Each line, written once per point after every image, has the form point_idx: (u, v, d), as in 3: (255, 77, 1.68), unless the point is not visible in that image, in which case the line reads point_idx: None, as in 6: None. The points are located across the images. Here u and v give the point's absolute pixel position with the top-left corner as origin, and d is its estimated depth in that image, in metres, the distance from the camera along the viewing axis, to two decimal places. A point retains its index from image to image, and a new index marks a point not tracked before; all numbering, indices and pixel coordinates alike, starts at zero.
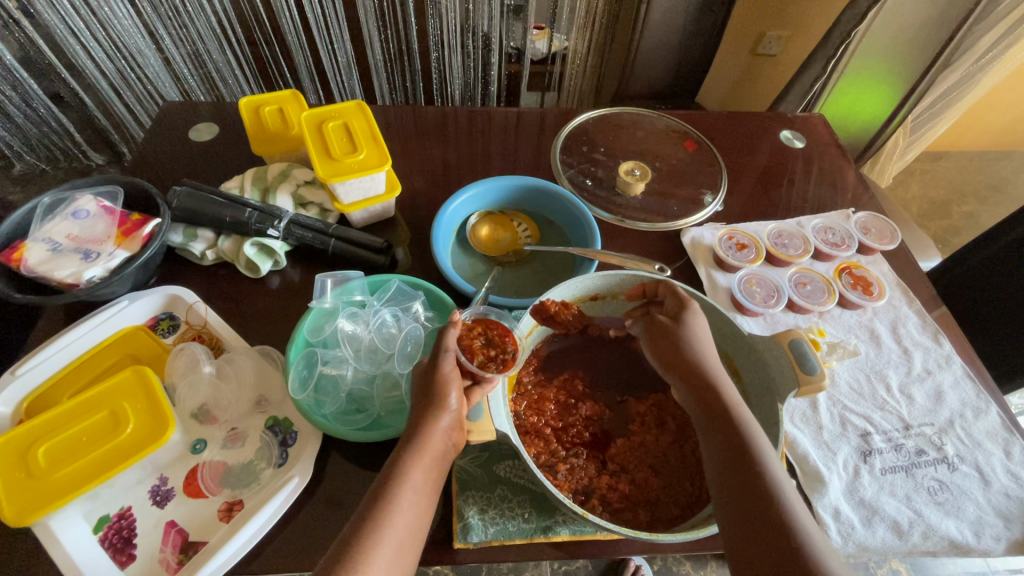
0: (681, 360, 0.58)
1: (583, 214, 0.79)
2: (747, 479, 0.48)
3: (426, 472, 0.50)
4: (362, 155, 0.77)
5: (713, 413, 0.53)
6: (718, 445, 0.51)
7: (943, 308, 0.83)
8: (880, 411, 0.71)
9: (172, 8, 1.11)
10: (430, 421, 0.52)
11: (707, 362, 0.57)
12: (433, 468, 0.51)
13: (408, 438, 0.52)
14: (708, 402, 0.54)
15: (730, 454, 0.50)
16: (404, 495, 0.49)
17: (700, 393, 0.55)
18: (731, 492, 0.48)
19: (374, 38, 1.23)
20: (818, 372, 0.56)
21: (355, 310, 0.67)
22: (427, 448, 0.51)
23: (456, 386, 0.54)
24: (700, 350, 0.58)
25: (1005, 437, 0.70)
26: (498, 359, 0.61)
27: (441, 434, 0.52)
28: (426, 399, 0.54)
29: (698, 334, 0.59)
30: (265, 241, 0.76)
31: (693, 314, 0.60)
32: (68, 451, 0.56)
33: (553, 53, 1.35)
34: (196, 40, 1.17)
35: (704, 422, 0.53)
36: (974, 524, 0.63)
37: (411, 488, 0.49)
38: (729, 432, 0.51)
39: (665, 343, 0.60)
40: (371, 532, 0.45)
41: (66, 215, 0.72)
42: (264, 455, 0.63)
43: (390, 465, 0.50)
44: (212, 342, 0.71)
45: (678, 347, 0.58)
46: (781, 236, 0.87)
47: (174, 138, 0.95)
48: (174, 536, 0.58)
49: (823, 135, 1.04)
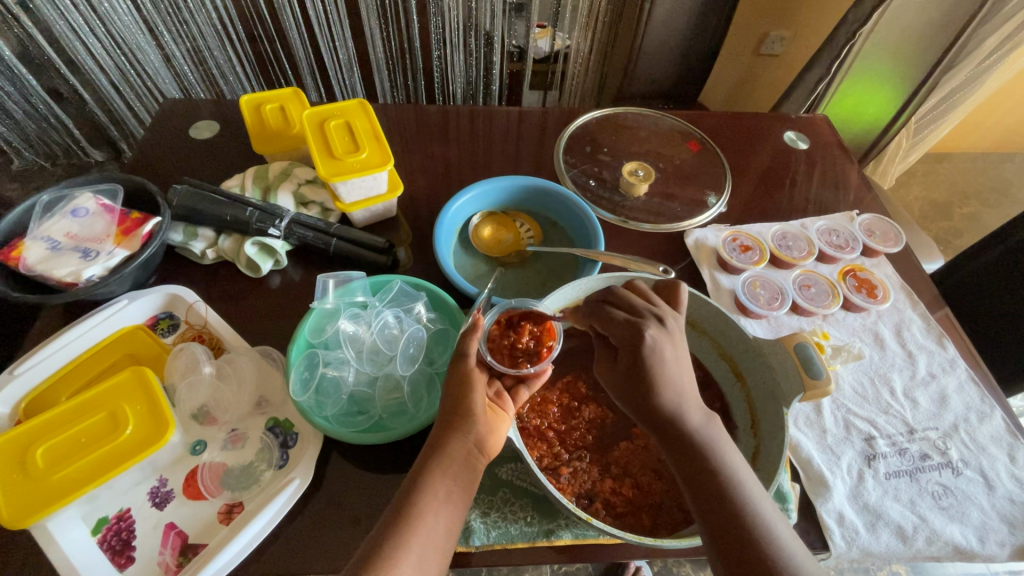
0: (643, 401, 0.52)
1: (587, 215, 0.79)
2: (734, 528, 0.46)
3: (451, 479, 0.50)
4: (364, 154, 0.76)
5: (688, 457, 0.50)
6: (698, 494, 0.49)
7: (946, 310, 0.83)
8: (884, 415, 0.71)
9: (172, 3, 1.10)
10: (453, 429, 0.52)
11: (674, 395, 0.52)
12: (457, 473, 0.51)
13: (432, 446, 0.52)
14: (680, 444, 0.51)
15: (712, 504, 0.48)
16: (429, 501, 0.49)
17: (668, 434, 0.51)
18: (718, 542, 0.47)
19: (375, 35, 1.22)
20: (823, 376, 0.56)
21: (357, 311, 0.66)
22: (449, 457, 0.51)
23: (479, 392, 0.54)
24: (665, 383, 0.52)
25: (1009, 441, 0.70)
26: (532, 352, 0.61)
27: (462, 441, 0.52)
28: (450, 411, 0.54)
29: (661, 362, 0.52)
30: (266, 240, 0.76)
31: (651, 340, 0.53)
32: (66, 452, 0.55)
33: (556, 51, 1.34)
34: (197, 36, 1.17)
35: (680, 467, 0.50)
36: (978, 529, 0.63)
37: (436, 495, 0.49)
38: (708, 479, 0.49)
39: (625, 375, 0.54)
40: (397, 539, 0.46)
41: (66, 213, 0.71)
42: (264, 456, 0.62)
43: (414, 472, 0.51)
44: (212, 342, 0.71)
45: (640, 383, 0.52)
46: (785, 238, 0.86)
47: (174, 135, 0.95)
48: (173, 538, 0.57)
49: (826, 135, 1.04)
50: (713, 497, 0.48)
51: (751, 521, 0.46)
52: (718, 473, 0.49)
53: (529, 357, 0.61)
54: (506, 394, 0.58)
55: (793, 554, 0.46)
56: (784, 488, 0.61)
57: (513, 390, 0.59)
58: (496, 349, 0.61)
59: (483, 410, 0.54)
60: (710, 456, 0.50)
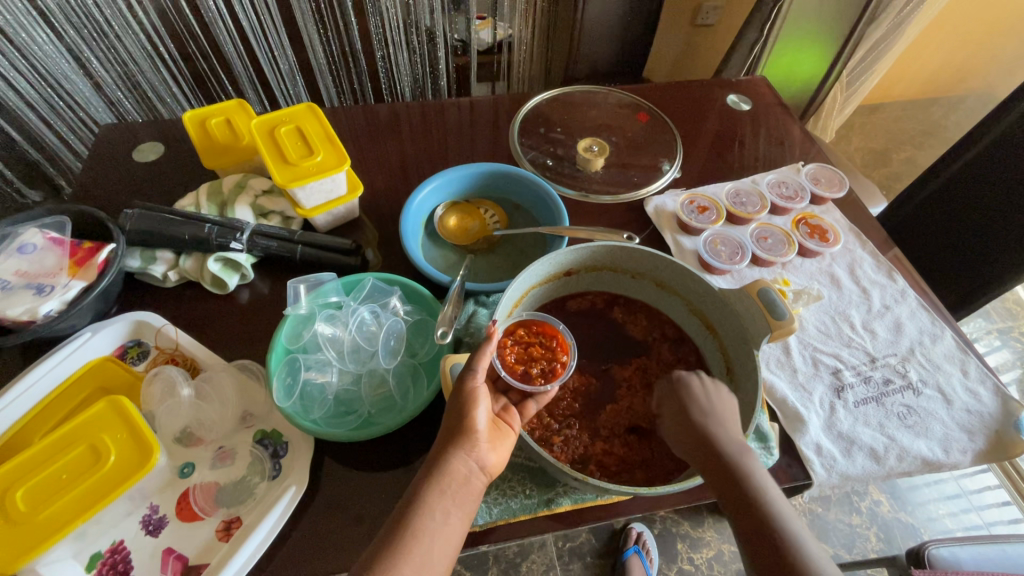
0: (698, 446, 0.54)
1: (548, 193, 0.80)
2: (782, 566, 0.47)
3: (450, 499, 0.50)
4: (319, 157, 0.75)
5: (762, 538, 0.49)
6: None
7: (895, 249, 0.88)
8: (847, 348, 0.75)
9: (97, 29, 1.08)
10: (453, 446, 0.52)
11: (742, 467, 0.52)
12: (457, 494, 0.51)
13: (432, 467, 0.52)
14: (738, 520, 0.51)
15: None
16: (430, 517, 0.49)
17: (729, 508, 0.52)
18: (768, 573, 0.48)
19: (315, 41, 1.21)
20: (787, 317, 0.58)
21: (332, 312, 0.65)
22: (451, 477, 0.51)
23: (485, 407, 0.54)
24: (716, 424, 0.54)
25: (961, 357, 0.75)
26: (546, 370, 0.63)
27: (464, 461, 0.52)
28: (454, 429, 0.53)
29: (711, 409, 0.55)
30: (230, 255, 0.75)
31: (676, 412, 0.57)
32: (49, 491, 0.53)
33: (499, 41, 1.37)
34: (128, 60, 1.14)
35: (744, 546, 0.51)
36: (942, 441, 0.68)
37: (434, 516, 0.49)
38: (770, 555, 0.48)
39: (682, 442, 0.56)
40: (399, 551, 0.47)
41: (13, 251, 0.69)
42: (256, 469, 0.62)
43: (414, 489, 0.51)
44: (188, 364, 0.69)
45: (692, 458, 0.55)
46: (738, 195, 0.89)
47: (117, 160, 0.92)
48: (173, 562, 0.56)
49: (765, 95, 1.09)
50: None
51: None
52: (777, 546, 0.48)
53: (547, 374, 0.63)
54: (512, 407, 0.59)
55: None
56: (763, 429, 0.65)
57: (519, 403, 0.60)
58: (512, 362, 0.62)
59: (485, 426, 0.54)
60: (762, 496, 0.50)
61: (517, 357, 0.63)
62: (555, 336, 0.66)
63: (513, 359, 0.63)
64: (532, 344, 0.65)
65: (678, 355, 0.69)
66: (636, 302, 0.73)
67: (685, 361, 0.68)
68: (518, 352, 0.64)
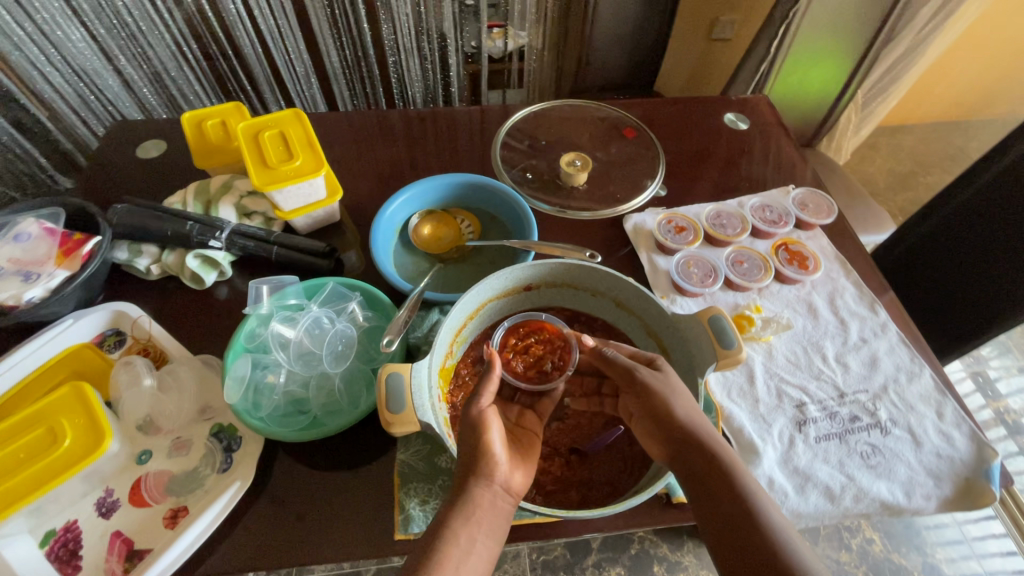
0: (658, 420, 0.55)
1: (521, 207, 0.81)
2: (739, 528, 0.49)
3: (477, 525, 0.50)
4: (298, 162, 0.78)
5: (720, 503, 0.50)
6: (732, 544, 0.48)
7: (891, 296, 0.83)
8: (816, 381, 0.73)
9: (127, 29, 1.13)
10: (473, 471, 0.52)
11: (697, 438, 0.54)
12: (485, 519, 0.51)
13: (456, 497, 0.51)
14: (707, 487, 0.51)
15: (740, 550, 0.48)
16: (462, 544, 0.49)
17: (692, 478, 0.53)
18: (725, 534, 0.49)
19: (329, 45, 1.24)
20: (735, 346, 0.57)
21: (291, 314, 0.67)
22: (477, 504, 0.51)
23: (498, 433, 0.55)
24: (681, 399, 0.55)
25: (937, 398, 0.72)
26: (557, 360, 0.68)
27: (487, 488, 0.52)
28: (473, 455, 0.53)
29: (674, 386, 0.56)
30: (207, 252, 0.78)
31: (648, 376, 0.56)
32: (8, 468, 0.57)
33: (511, 51, 1.37)
34: (156, 61, 1.20)
35: (702, 513, 0.51)
36: (905, 485, 0.65)
37: (461, 544, 0.49)
38: (746, 524, 0.49)
39: (642, 411, 0.57)
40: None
41: (9, 238, 0.73)
42: (207, 461, 0.64)
43: (439, 517, 0.50)
44: (157, 355, 0.72)
45: (665, 423, 0.55)
46: (719, 216, 0.88)
47: (122, 156, 0.96)
48: (119, 545, 0.59)
49: (765, 115, 1.06)
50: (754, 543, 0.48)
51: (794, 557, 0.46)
52: (755, 510, 0.49)
53: (558, 365, 0.68)
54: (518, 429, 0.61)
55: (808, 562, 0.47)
56: None
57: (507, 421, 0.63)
58: (518, 374, 0.67)
59: (503, 449, 0.54)
60: (720, 464, 0.52)
61: (523, 365, 0.68)
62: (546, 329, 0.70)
63: (520, 367, 0.68)
64: (529, 347, 0.69)
65: None
66: (596, 321, 0.72)
67: None
68: (515, 361, 0.68)
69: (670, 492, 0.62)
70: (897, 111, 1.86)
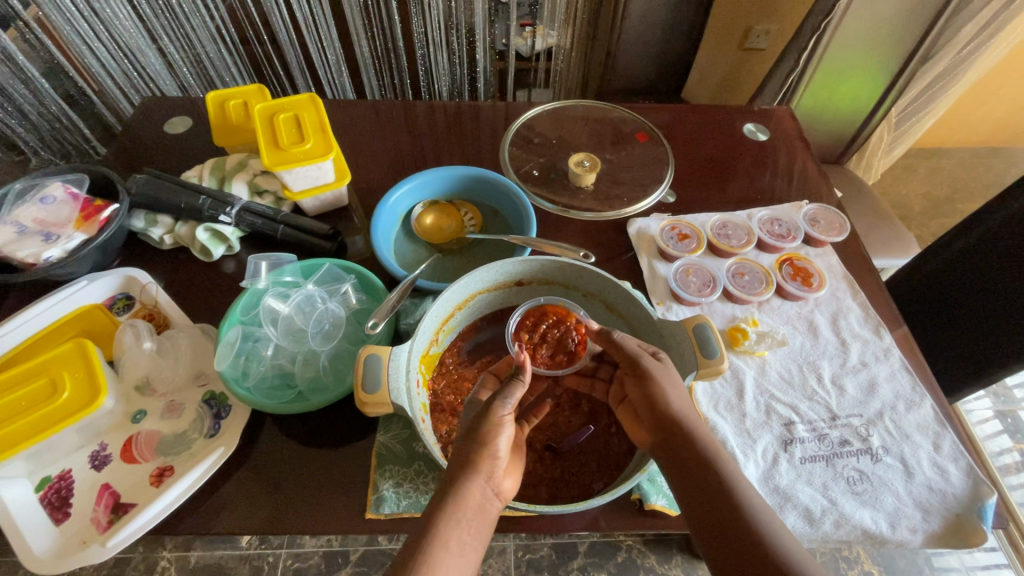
0: (651, 407, 0.55)
1: (523, 203, 0.81)
2: (718, 516, 0.49)
3: (467, 528, 0.48)
4: (309, 145, 0.80)
5: (704, 491, 0.51)
6: (711, 529, 0.49)
7: (904, 329, 0.79)
8: (808, 401, 0.71)
9: (170, 9, 1.17)
10: (474, 465, 0.51)
11: (686, 429, 0.54)
12: (473, 523, 0.49)
13: (451, 489, 0.50)
14: (693, 478, 0.52)
15: (724, 540, 0.49)
16: (451, 537, 0.47)
17: (677, 468, 0.53)
18: (705, 521, 0.50)
19: (360, 35, 1.27)
20: (718, 356, 0.57)
21: (285, 290, 0.69)
22: (472, 500, 0.50)
23: (505, 434, 0.54)
24: (675, 391, 0.55)
25: (936, 430, 0.69)
26: (573, 333, 0.68)
27: (481, 487, 0.51)
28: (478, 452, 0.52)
29: (670, 378, 0.56)
30: (217, 227, 0.81)
31: (649, 364, 0.56)
32: (10, 413, 0.60)
33: (540, 51, 1.37)
34: (196, 43, 1.24)
35: (686, 498, 0.52)
36: (890, 515, 0.63)
37: (450, 548, 0.47)
38: (731, 515, 0.49)
39: (637, 397, 0.57)
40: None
41: (36, 200, 0.77)
42: (196, 426, 0.67)
43: (433, 509, 0.49)
44: (161, 321, 0.75)
45: (658, 413, 0.55)
46: (725, 227, 0.86)
47: (151, 129, 1.01)
48: (106, 497, 0.62)
49: (787, 127, 1.04)
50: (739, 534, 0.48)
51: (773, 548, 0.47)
52: (740, 502, 0.50)
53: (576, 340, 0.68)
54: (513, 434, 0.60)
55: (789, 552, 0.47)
56: None
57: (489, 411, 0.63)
58: (543, 363, 0.67)
59: (506, 454, 0.54)
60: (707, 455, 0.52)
61: (547, 354, 0.68)
62: (550, 309, 0.69)
63: (547, 356, 0.67)
64: (542, 337, 0.68)
65: None
66: None
67: None
68: (535, 352, 0.68)
69: (643, 498, 0.61)
70: (939, 133, 1.78)
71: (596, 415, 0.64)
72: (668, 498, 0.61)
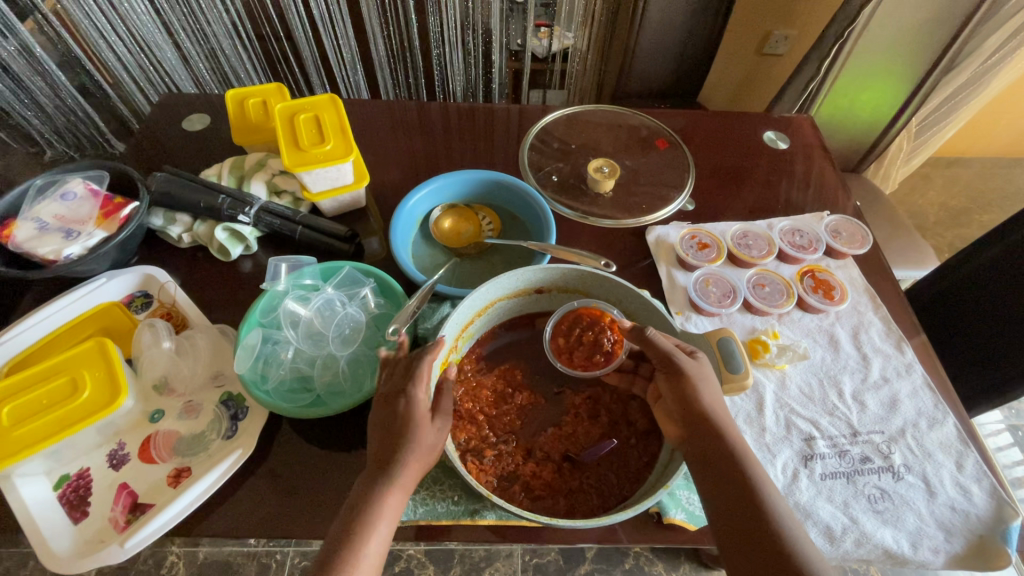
0: (686, 405, 0.55)
1: (542, 209, 0.81)
2: (744, 514, 0.50)
3: (397, 492, 0.52)
4: (329, 146, 0.79)
5: (730, 488, 0.52)
6: (734, 527, 0.50)
7: (922, 337, 0.79)
8: (828, 416, 0.70)
9: (189, 5, 1.16)
10: (403, 454, 0.52)
11: (717, 428, 0.54)
12: (397, 485, 0.52)
13: (384, 471, 0.52)
14: (720, 474, 0.52)
15: (742, 535, 0.49)
16: (381, 517, 0.51)
17: (704, 465, 0.53)
18: (729, 516, 0.51)
19: (377, 34, 1.26)
20: (742, 371, 0.59)
21: (305, 293, 0.69)
22: (401, 483, 0.52)
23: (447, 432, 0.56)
24: (710, 389, 0.56)
25: (959, 449, 0.68)
26: (610, 334, 0.67)
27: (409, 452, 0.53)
28: (398, 417, 0.54)
29: (706, 378, 0.56)
30: (236, 226, 0.81)
31: (686, 363, 0.55)
32: (30, 412, 0.60)
33: (556, 52, 1.36)
34: (211, 37, 1.23)
35: (711, 495, 0.52)
36: (912, 535, 0.62)
37: (383, 512, 0.51)
38: (752, 513, 0.50)
39: (671, 395, 0.57)
40: (354, 559, 0.48)
41: (56, 197, 0.77)
42: (214, 427, 0.67)
43: (365, 485, 0.52)
44: (179, 320, 0.75)
45: (692, 409, 0.55)
46: (746, 237, 0.86)
47: (169, 126, 1.01)
48: (124, 497, 0.62)
49: (808, 135, 1.02)
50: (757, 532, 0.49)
51: (793, 545, 0.48)
52: (764, 501, 0.50)
53: (613, 338, 0.67)
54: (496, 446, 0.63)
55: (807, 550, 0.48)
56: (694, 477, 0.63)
57: (506, 421, 0.65)
58: (582, 365, 0.67)
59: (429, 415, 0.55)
60: (736, 450, 0.53)
61: (584, 357, 0.67)
62: (585, 311, 0.68)
63: (587, 360, 0.67)
64: (579, 340, 0.67)
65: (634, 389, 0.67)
66: None
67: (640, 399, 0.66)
68: (572, 356, 0.67)
69: (662, 511, 0.60)
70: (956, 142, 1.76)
71: (616, 427, 0.64)
72: (688, 512, 0.60)
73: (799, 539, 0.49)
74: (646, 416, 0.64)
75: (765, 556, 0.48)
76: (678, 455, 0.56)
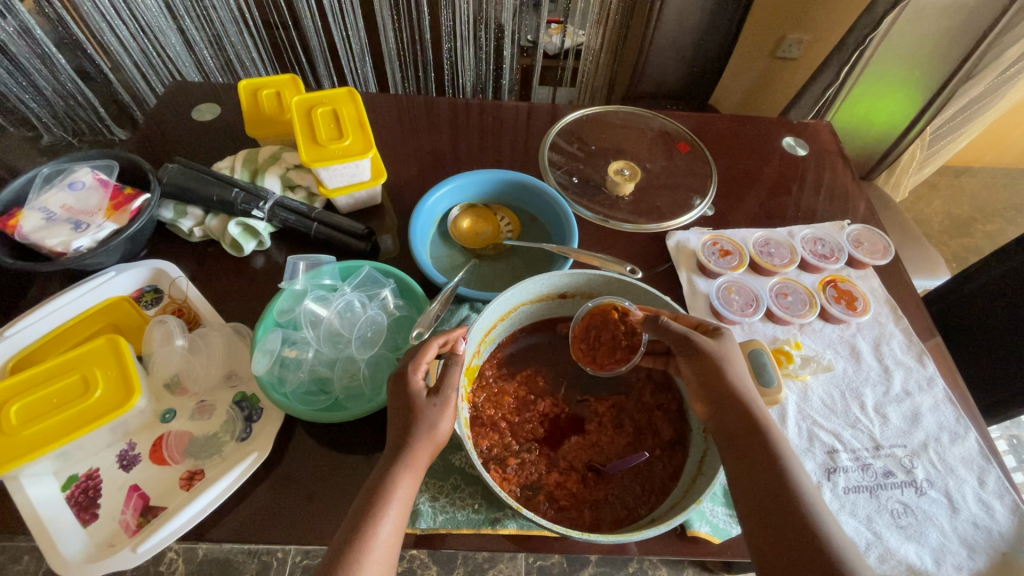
0: (710, 386, 0.56)
1: (563, 212, 0.79)
2: (773, 494, 0.49)
3: (411, 476, 0.51)
4: (347, 142, 0.77)
5: (756, 469, 0.51)
6: (759, 508, 0.49)
7: (937, 338, 0.79)
8: (851, 429, 0.70)
9: None
10: (412, 432, 0.52)
11: (743, 407, 0.54)
12: (409, 468, 0.51)
13: (397, 450, 0.52)
14: (746, 454, 0.52)
15: (768, 517, 0.49)
16: (392, 496, 0.49)
17: (731, 446, 0.53)
18: (755, 498, 0.50)
19: (387, 26, 1.23)
20: (774, 383, 0.60)
21: (324, 293, 0.68)
22: (412, 464, 0.51)
23: (450, 410, 0.54)
24: (734, 369, 0.56)
25: (980, 464, 0.68)
26: (625, 324, 0.65)
27: (425, 435, 0.52)
28: (411, 404, 0.53)
29: (731, 358, 0.57)
30: (250, 221, 0.78)
31: (703, 341, 0.57)
32: (40, 410, 0.58)
33: (567, 48, 1.34)
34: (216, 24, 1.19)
35: (737, 476, 0.52)
36: (935, 551, 0.61)
37: (396, 496, 0.49)
38: (780, 493, 0.49)
39: (695, 375, 0.58)
40: (364, 540, 0.46)
41: (64, 186, 0.74)
42: (228, 428, 0.65)
43: (384, 465, 0.51)
44: (190, 317, 0.73)
45: (716, 386, 0.55)
46: (767, 244, 0.85)
47: (176, 116, 0.98)
48: (136, 499, 0.60)
49: (827, 141, 1.01)
50: (785, 512, 0.48)
51: (821, 528, 0.47)
52: (792, 481, 0.49)
53: (628, 330, 0.66)
54: (517, 456, 0.61)
55: (836, 535, 0.47)
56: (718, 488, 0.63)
57: (530, 429, 0.64)
58: (609, 364, 0.67)
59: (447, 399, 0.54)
60: (764, 431, 0.52)
61: (607, 356, 0.67)
62: (596, 310, 0.67)
63: (611, 359, 0.67)
64: (597, 340, 0.67)
65: (658, 400, 0.66)
66: None
67: (664, 408, 0.65)
68: (597, 357, 0.67)
69: (686, 523, 0.59)
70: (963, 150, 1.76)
71: (642, 438, 0.63)
72: (712, 525, 0.60)
73: (828, 523, 0.47)
74: (672, 427, 0.63)
75: (790, 538, 0.47)
76: (711, 443, 0.56)
